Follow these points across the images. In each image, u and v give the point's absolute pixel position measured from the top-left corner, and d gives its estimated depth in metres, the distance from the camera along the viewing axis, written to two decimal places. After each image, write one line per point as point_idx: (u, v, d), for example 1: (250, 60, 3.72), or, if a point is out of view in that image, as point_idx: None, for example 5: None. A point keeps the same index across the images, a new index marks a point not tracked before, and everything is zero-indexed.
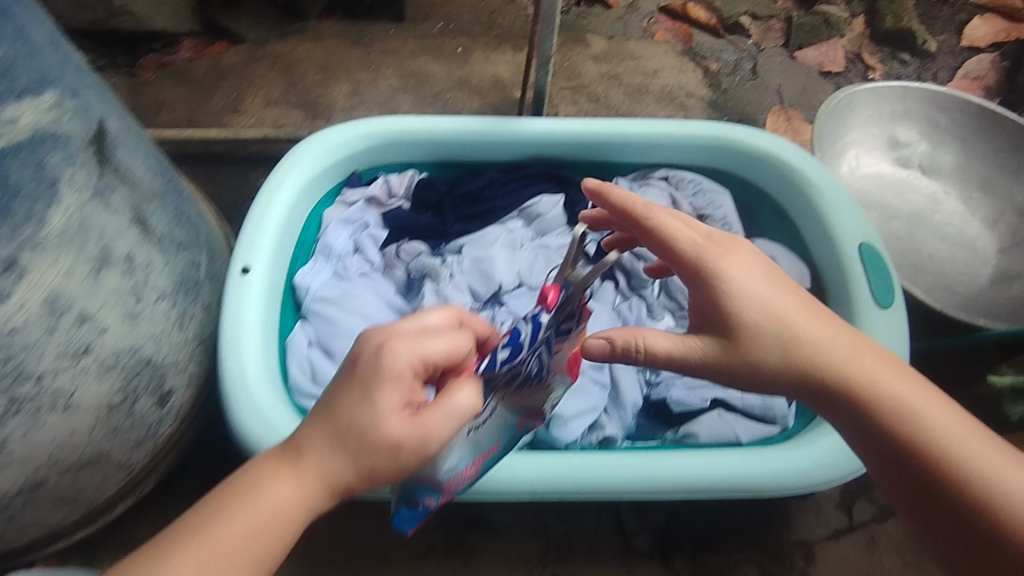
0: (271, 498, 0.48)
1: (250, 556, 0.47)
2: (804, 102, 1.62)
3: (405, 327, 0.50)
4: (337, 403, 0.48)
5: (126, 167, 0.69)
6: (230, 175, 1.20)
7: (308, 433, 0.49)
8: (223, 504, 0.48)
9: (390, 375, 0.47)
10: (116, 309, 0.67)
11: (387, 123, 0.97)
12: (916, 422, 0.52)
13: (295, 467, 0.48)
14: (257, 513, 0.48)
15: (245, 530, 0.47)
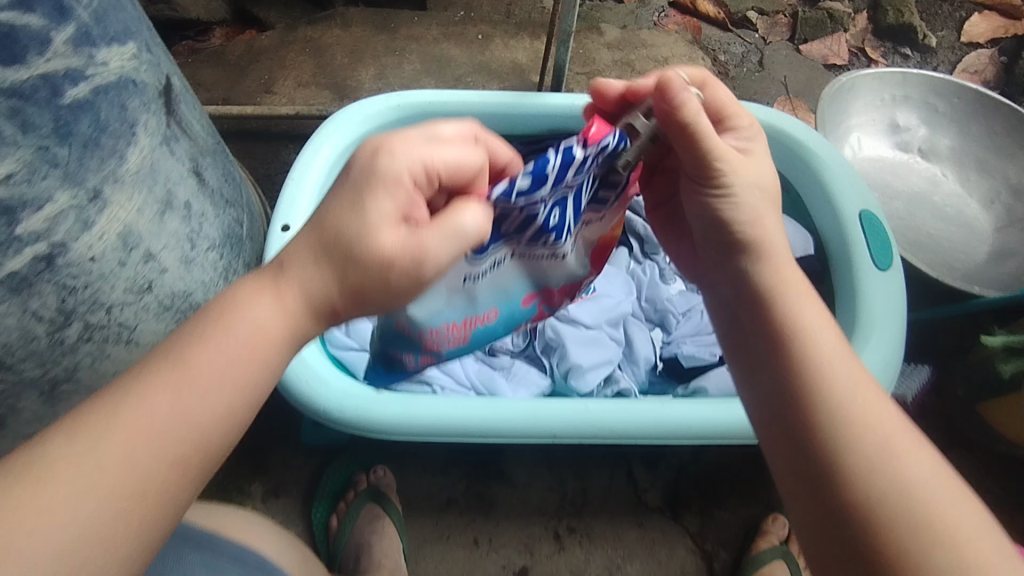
0: (249, 319, 0.48)
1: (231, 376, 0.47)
2: (811, 94, 1.67)
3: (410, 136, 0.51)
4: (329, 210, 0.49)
5: (185, 122, 0.75)
6: (263, 150, 1.27)
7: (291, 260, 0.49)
8: (203, 334, 0.47)
9: (387, 178, 0.48)
10: (175, 253, 0.73)
11: (412, 97, 1.03)
12: (823, 382, 0.51)
13: (277, 281, 0.49)
14: (238, 339, 0.47)
15: (235, 357, 0.47)
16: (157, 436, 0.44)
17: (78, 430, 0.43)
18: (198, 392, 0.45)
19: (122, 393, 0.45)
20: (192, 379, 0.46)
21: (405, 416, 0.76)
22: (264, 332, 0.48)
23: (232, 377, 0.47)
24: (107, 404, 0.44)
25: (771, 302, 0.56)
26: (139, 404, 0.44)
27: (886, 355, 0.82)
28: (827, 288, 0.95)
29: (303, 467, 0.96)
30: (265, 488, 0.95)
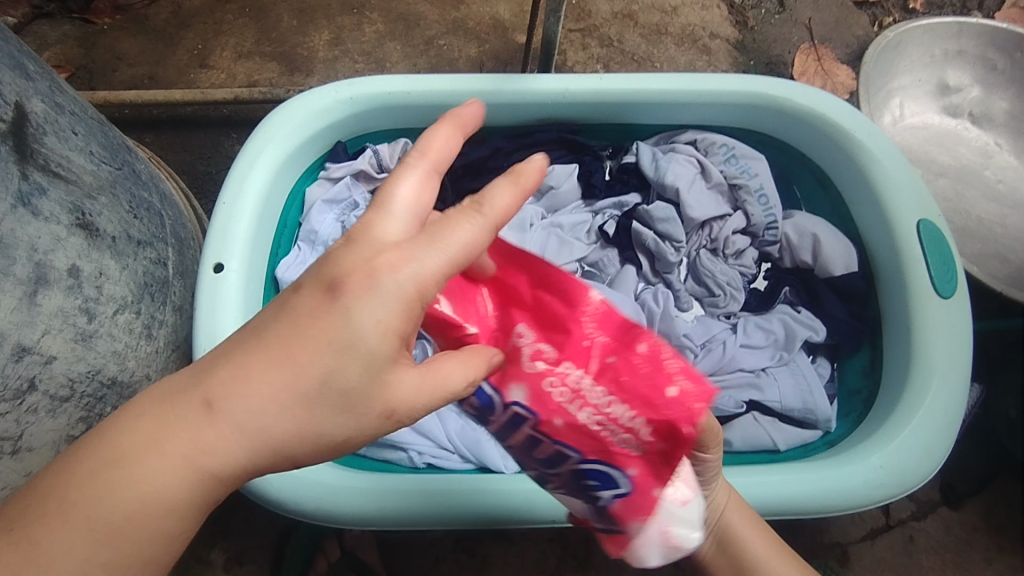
0: (229, 412, 0.39)
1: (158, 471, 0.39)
2: (835, 38, 1.30)
3: (369, 267, 0.38)
4: (308, 349, 0.39)
5: (59, 160, 0.58)
6: (201, 142, 1.08)
7: (273, 350, 0.39)
8: (169, 432, 0.39)
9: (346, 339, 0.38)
10: (63, 335, 0.58)
11: (368, 86, 0.83)
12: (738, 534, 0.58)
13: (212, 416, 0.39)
14: (205, 439, 0.38)
15: (202, 461, 0.39)
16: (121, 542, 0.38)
17: (50, 512, 0.37)
18: (134, 512, 0.38)
19: (87, 483, 0.38)
20: (144, 484, 0.38)
21: (378, 508, 0.65)
22: (242, 449, 0.39)
23: (199, 476, 0.39)
24: (62, 497, 0.38)
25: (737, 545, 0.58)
26: (112, 498, 0.38)
27: (945, 410, 0.70)
28: (872, 312, 0.82)
29: (272, 531, 0.85)
30: (227, 554, 0.84)
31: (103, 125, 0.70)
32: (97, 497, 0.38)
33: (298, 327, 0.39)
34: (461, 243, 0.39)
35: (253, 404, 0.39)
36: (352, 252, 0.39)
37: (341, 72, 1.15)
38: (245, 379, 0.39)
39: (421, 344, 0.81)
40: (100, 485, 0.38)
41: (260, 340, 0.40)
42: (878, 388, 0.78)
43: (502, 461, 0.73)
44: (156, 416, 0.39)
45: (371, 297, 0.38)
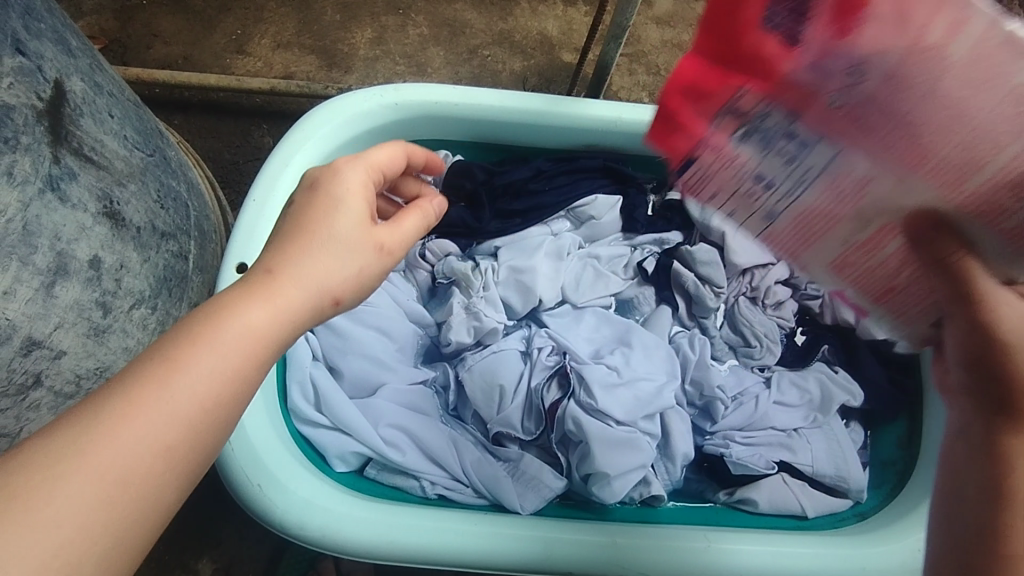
0: (241, 315, 0.40)
1: (176, 401, 0.36)
2: None
3: (355, 184, 0.48)
4: (305, 262, 0.44)
5: (93, 144, 0.55)
6: (231, 130, 1.04)
7: (263, 273, 0.43)
8: (161, 360, 0.37)
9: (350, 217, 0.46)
10: (76, 330, 0.54)
11: (417, 93, 0.80)
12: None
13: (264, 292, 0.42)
14: (224, 338, 0.38)
15: (199, 376, 0.37)
16: (147, 467, 0.34)
17: (49, 468, 0.32)
18: (137, 443, 0.34)
19: (95, 417, 0.34)
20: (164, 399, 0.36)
21: (390, 541, 0.63)
22: (248, 359, 0.39)
23: (221, 386, 0.38)
24: (64, 450, 0.33)
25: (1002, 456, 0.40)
26: (137, 417, 0.35)
27: None
28: (915, 382, 0.80)
29: (269, 546, 0.81)
30: (215, 565, 0.80)
31: (138, 107, 0.67)
32: (116, 425, 0.34)
33: (290, 250, 0.44)
34: (412, 231, 0.51)
35: (251, 321, 0.40)
36: (330, 195, 0.46)
37: (381, 73, 1.12)
38: (256, 291, 0.41)
39: (442, 367, 0.78)
40: (117, 412, 0.35)
41: (257, 276, 0.43)
42: (915, 462, 0.76)
43: (520, 500, 0.69)
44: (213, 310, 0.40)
45: (348, 212, 0.46)
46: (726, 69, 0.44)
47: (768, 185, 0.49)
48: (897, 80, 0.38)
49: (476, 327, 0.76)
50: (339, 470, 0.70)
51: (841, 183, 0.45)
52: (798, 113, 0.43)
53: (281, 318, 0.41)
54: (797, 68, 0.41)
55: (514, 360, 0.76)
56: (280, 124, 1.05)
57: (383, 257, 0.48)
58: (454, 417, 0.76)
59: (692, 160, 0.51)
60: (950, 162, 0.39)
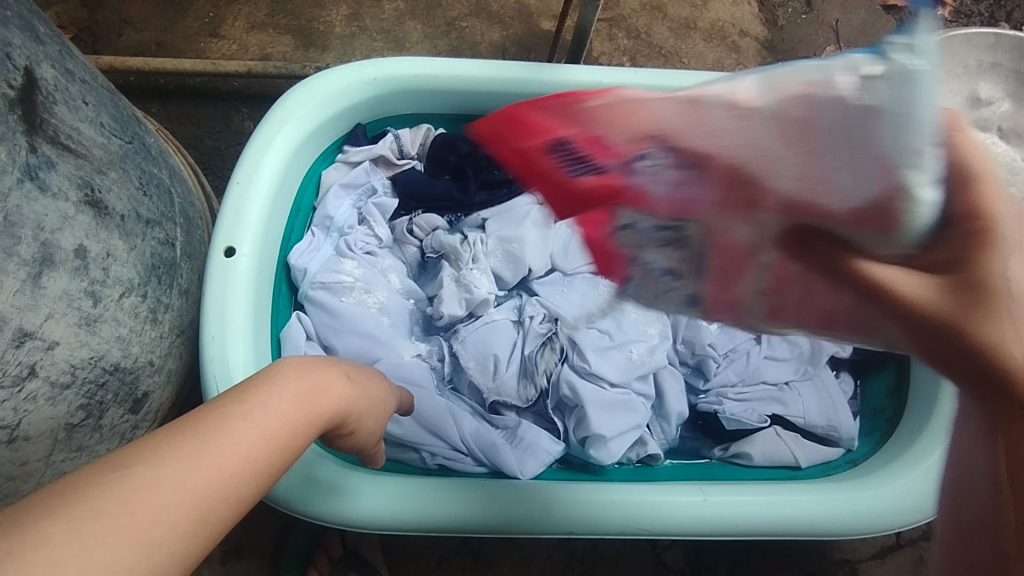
0: (299, 386, 0.44)
1: (251, 438, 0.38)
2: (862, 43, 1.23)
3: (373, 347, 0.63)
4: (343, 369, 0.52)
5: (70, 132, 0.55)
6: (211, 115, 1.03)
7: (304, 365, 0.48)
8: (232, 404, 0.40)
9: (371, 387, 0.56)
10: (67, 320, 0.54)
11: (395, 67, 0.79)
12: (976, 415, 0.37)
13: (326, 387, 0.47)
14: (284, 390, 0.43)
15: (273, 422, 0.41)
16: (210, 508, 0.34)
17: (121, 492, 0.31)
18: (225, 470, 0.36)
19: (168, 449, 0.34)
20: (235, 443, 0.37)
21: (392, 512, 0.64)
22: (302, 433, 0.43)
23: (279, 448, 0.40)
24: (146, 475, 0.32)
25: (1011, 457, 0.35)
26: (209, 455, 0.35)
27: None
28: None
29: (276, 524, 0.83)
30: (224, 546, 0.82)
31: (113, 94, 0.66)
32: (190, 457, 0.35)
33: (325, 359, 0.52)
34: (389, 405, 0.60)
35: (315, 391, 0.46)
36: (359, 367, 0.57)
37: (358, 50, 1.10)
38: (307, 370, 0.47)
39: (437, 341, 0.79)
40: (190, 449, 0.35)
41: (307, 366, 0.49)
42: (903, 408, 0.76)
43: (518, 466, 0.70)
44: (276, 374, 0.45)
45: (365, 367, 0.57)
46: (586, 206, 0.52)
47: (683, 274, 0.54)
48: (686, 157, 0.43)
49: (467, 299, 0.77)
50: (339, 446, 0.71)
51: (716, 233, 0.47)
52: (645, 208, 0.49)
53: (329, 402, 0.47)
54: (624, 176, 0.48)
55: (507, 330, 0.77)
56: (260, 107, 1.04)
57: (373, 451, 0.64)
58: (452, 389, 0.77)
59: (625, 287, 0.58)
60: (753, 185, 0.40)
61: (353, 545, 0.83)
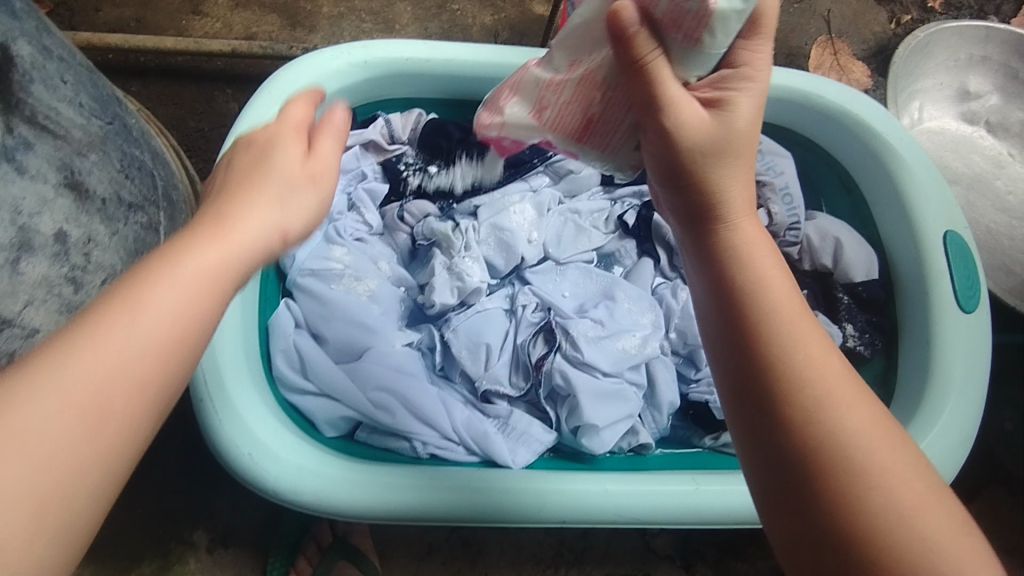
0: (165, 304, 0.36)
1: (116, 388, 0.34)
2: (854, 32, 1.23)
3: (279, 221, 0.43)
4: (199, 258, 0.39)
5: (48, 112, 0.52)
6: (194, 95, 1.00)
7: (184, 249, 0.39)
8: (84, 339, 0.34)
9: (231, 286, 0.40)
10: (47, 307, 0.53)
11: (387, 49, 0.77)
12: (767, 298, 0.45)
13: (208, 260, 0.39)
14: (150, 321, 0.36)
15: (135, 366, 0.35)
16: (93, 456, 0.33)
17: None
18: (99, 424, 0.33)
19: (20, 412, 0.32)
20: (95, 405, 0.33)
21: (381, 500, 0.64)
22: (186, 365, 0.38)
23: (157, 385, 0.36)
24: (8, 442, 0.31)
25: (786, 376, 0.42)
26: (64, 415, 0.32)
27: (960, 426, 0.69)
28: (889, 321, 0.81)
29: (265, 512, 0.82)
30: (211, 536, 0.81)
31: (92, 72, 0.63)
32: (42, 434, 0.32)
33: (211, 234, 0.40)
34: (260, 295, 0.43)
35: (187, 300, 0.37)
36: (176, 277, 0.37)
37: (347, 31, 1.07)
38: (168, 286, 0.37)
39: (427, 329, 0.77)
40: (46, 411, 0.32)
41: (164, 258, 0.38)
42: (890, 399, 0.77)
43: (511, 455, 0.70)
44: (140, 283, 0.37)
45: (252, 229, 0.42)
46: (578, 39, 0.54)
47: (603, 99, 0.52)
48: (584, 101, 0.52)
49: (460, 287, 0.76)
50: (328, 435, 0.71)
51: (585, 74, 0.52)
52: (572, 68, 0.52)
53: (197, 312, 0.38)
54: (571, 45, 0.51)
55: (498, 318, 0.77)
56: (245, 88, 1.01)
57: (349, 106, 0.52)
58: (441, 377, 0.76)
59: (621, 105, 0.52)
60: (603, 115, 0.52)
61: (344, 533, 0.82)
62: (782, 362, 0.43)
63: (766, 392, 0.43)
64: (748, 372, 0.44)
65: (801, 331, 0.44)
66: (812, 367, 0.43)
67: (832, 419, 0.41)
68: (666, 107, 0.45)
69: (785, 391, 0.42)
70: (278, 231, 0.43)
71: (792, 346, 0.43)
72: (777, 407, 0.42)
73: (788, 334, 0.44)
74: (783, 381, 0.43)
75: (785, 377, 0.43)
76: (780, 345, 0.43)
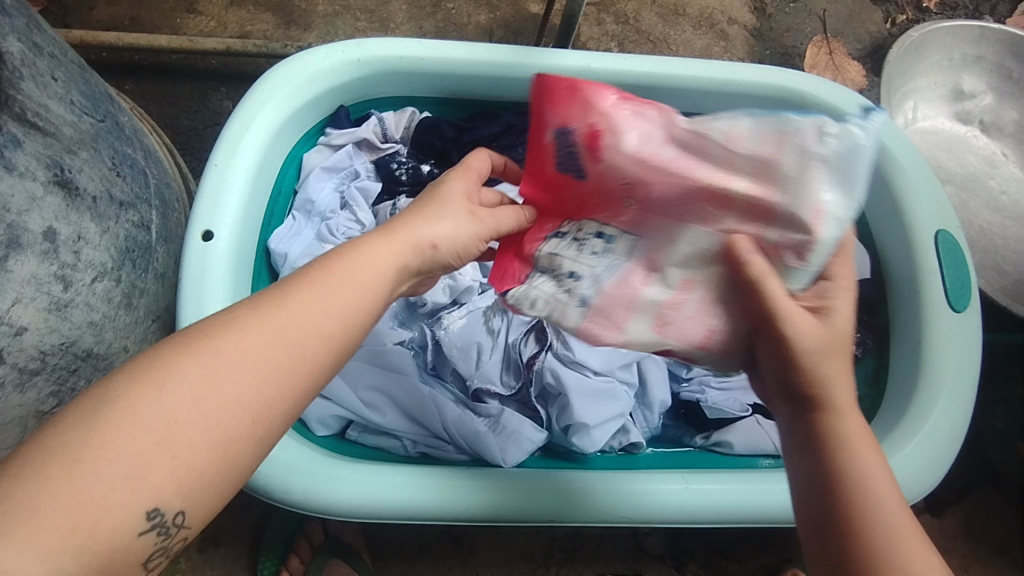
0: (281, 349, 0.40)
1: (214, 413, 0.36)
2: (850, 32, 1.23)
3: (404, 244, 0.47)
4: (316, 303, 0.42)
5: (38, 109, 0.53)
6: (188, 94, 1.00)
7: (311, 293, 0.42)
8: (207, 359, 0.38)
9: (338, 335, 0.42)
10: (36, 305, 0.53)
11: (380, 47, 0.77)
12: (846, 421, 0.44)
13: (322, 308, 0.42)
14: (265, 359, 0.39)
15: (239, 396, 0.37)
16: (178, 475, 0.35)
17: (77, 461, 0.33)
18: (193, 441, 0.35)
19: (130, 414, 0.35)
20: (194, 427, 0.36)
21: (371, 497, 0.64)
22: (261, 379, 0.38)
23: (233, 394, 0.37)
24: (106, 441, 0.34)
25: (849, 493, 0.42)
26: (168, 425, 0.35)
27: (949, 425, 0.69)
28: (880, 321, 0.82)
29: (258, 510, 0.83)
30: (202, 535, 0.81)
31: (84, 70, 0.63)
32: (141, 441, 0.34)
33: (315, 271, 0.43)
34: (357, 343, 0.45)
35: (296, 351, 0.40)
36: (296, 322, 0.41)
37: (341, 30, 1.07)
38: (286, 334, 0.40)
39: (420, 328, 0.78)
40: (148, 420, 0.35)
41: (289, 302, 0.42)
42: (880, 398, 0.77)
43: (501, 453, 0.70)
44: (266, 324, 0.40)
45: (363, 278, 0.45)
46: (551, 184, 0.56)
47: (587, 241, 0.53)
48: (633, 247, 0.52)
49: (451, 286, 0.77)
50: (319, 434, 0.70)
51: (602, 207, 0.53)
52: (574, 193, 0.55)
53: (302, 359, 0.40)
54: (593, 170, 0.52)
55: (490, 317, 0.76)
56: (239, 86, 1.01)
57: (478, 223, 0.52)
58: (433, 376, 0.77)
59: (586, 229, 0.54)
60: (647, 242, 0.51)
61: (336, 531, 0.82)
62: (851, 484, 0.42)
63: (831, 484, 0.43)
64: (818, 480, 0.43)
65: (878, 460, 0.43)
66: (881, 489, 0.42)
67: (895, 543, 0.40)
68: (781, 319, 0.43)
69: (830, 453, 0.43)
70: (401, 259, 0.47)
71: (863, 466, 0.42)
72: (840, 519, 0.41)
73: (861, 456, 0.43)
74: (852, 499, 0.42)
75: (852, 495, 0.42)
76: (849, 466, 0.42)
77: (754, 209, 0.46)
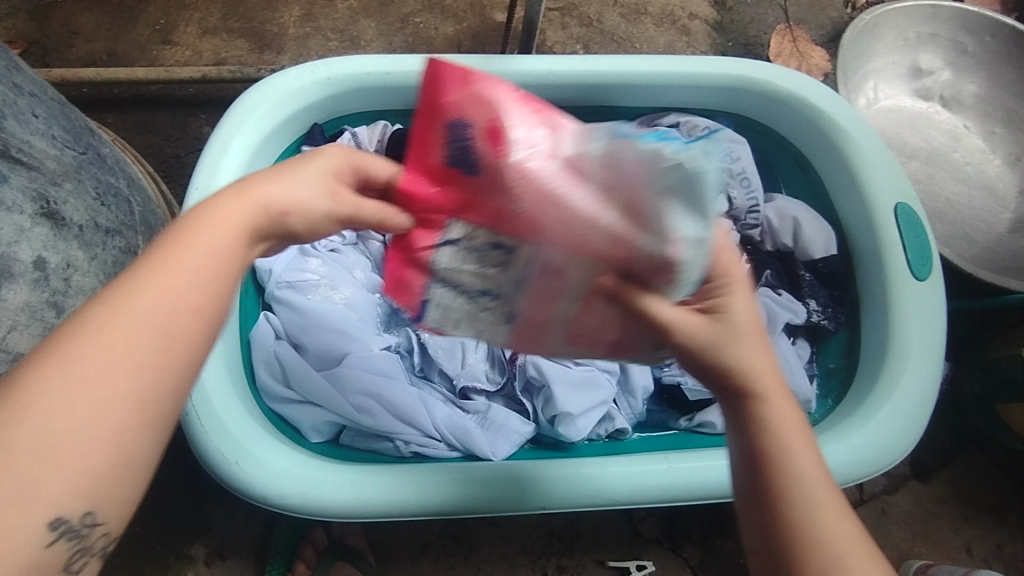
0: (148, 331, 0.35)
1: (97, 411, 0.33)
2: (809, 18, 1.26)
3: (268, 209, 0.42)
4: (176, 269, 0.37)
5: (21, 146, 0.55)
6: (168, 122, 1.03)
7: (169, 258, 0.37)
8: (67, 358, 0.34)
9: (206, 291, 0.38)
10: (31, 331, 0.55)
11: (347, 66, 0.80)
12: (778, 424, 0.44)
13: (184, 275, 0.37)
14: (135, 346, 0.35)
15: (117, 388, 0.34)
16: (71, 485, 0.33)
17: None
18: (77, 451, 0.33)
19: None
20: (76, 435, 0.33)
21: (366, 499, 0.66)
22: (139, 363, 0.35)
23: (104, 387, 0.34)
24: None
25: (781, 488, 0.43)
26: (41, 441, 0.32)
27: (919, 389, 0.72)
28: (850, 296, 0.84)
29: (261, 520, 0.85)
30: (208, 549, 0.83)
31: (63, 105, 0.66)
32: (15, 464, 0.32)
33: (173, 236, 0.39)
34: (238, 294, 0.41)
35: (163, 322, 0.36)
36: (159, 294, 0.36)
37: (313, 50, 1.11)
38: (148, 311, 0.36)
39: (405, 332, 0.80)
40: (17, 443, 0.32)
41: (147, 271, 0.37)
42: (855, 368, 0.80)
43: (490, 447, 0.73)
44: (123, 305, 0.35)
45: (220, 229, 0.40)
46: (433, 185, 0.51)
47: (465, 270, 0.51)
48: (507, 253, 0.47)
49: None
50: (313, 440, 0.73)
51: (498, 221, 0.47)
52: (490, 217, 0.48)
53: (175, 331, 0.36)
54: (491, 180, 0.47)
55: None
56: (217, 112, 1.04)
57: (339, 202, 0.46)
58: (421, 378, 0.79)
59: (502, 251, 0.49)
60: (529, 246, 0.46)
61: (339, 536, 0.84)
62: (777, 479, 0.44)
63: (762, 475, 0.44)
64: (750, 463, 0.45)
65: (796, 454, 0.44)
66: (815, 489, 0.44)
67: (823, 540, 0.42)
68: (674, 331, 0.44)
69: (770, 466, 0.44)
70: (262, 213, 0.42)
71: (792, 469, 0.44)
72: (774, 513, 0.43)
73: (795, 457, 0.44)
74: (780, 492, 0.43)
75: (776, 488, 0.43)
76: (788, 461, 0.44)
77: (609, 255, 0.42)
